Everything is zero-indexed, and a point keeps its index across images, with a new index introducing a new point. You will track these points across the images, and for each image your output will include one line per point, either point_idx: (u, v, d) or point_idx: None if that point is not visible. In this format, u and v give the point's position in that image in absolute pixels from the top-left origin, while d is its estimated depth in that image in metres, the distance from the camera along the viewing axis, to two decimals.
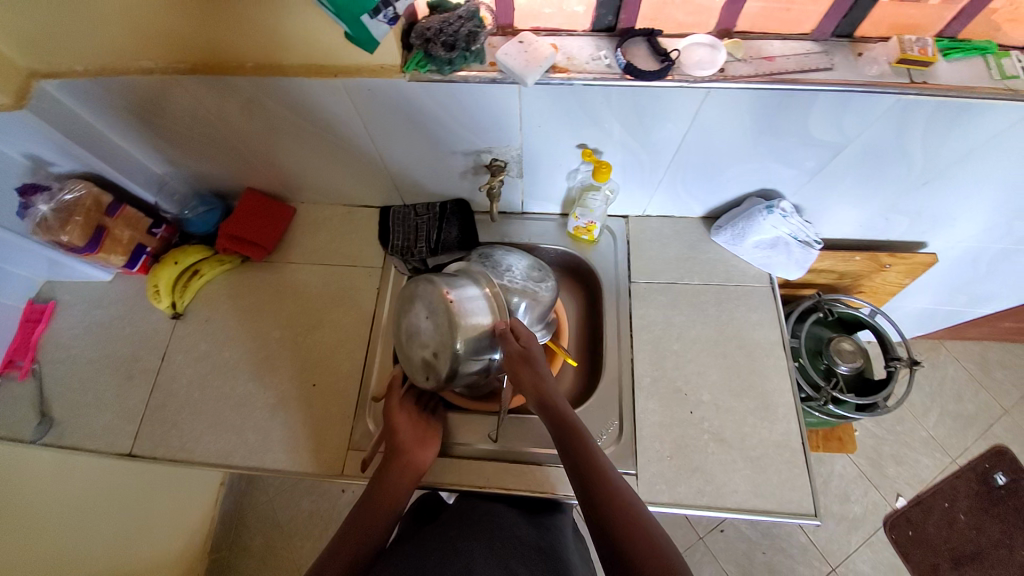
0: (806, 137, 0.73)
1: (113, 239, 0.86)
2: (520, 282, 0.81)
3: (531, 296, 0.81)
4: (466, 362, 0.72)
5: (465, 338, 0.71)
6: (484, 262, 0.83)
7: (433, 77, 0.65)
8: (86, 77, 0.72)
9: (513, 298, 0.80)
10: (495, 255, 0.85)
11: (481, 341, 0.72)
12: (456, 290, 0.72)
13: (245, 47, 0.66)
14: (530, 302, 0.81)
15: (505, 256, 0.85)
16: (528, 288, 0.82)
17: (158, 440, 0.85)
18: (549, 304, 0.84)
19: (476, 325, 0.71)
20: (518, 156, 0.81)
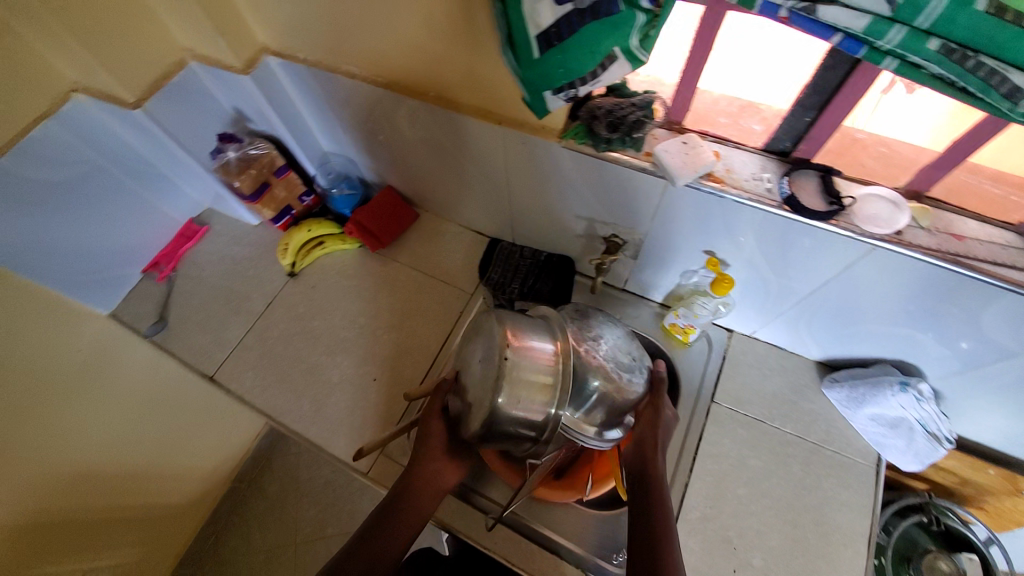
0: (979, 330, 0.63)
1: (271, 195, 1.00)
2: (604, 365, 0.71)
3: (616, 387, 0.71)
4: (500, 418, 0.64)
5: (509, 398, 0.62)
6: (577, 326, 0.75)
7: (586, 150, 0.66)
8: (303, 66, 0.84)
9: (586, 376, 0.69)
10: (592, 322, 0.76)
11: (531, 407, 0.63)
12: (523, 344, 0.65)
13: (430, 78, 0.73)
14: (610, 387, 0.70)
15: (600, 327, 0.76)
16: (609, 366, 0.72)
17: (234, 376, 0.95)
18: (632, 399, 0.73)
19: (528, 386, 0.63)
20: (639, 241, 0.79)
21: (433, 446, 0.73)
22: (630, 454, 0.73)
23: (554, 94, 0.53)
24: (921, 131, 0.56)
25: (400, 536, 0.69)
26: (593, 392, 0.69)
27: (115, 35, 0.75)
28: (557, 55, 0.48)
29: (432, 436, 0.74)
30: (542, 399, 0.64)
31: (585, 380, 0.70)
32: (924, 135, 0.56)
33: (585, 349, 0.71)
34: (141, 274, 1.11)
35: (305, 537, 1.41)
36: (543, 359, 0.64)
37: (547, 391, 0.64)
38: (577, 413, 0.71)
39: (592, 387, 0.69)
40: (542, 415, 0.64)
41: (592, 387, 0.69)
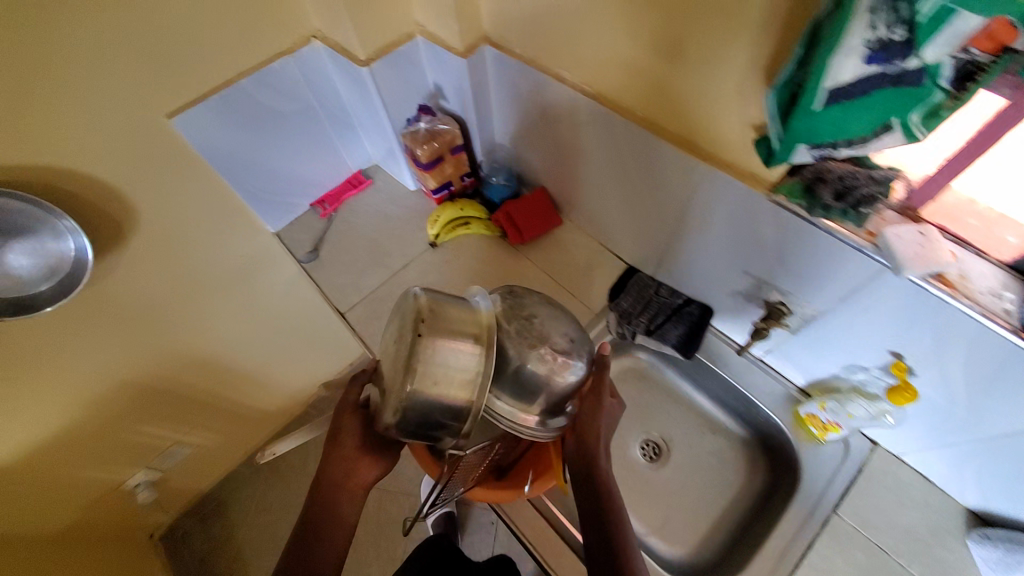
0: None
1: (441, 169, 1.05)
2: (530, 350, 0.70)
3: (546, 371, 0.70)
4: (414, 403, 0.63)
5: (426, 386, 0.62)
6: (510, 306, 0.73)
7: (796, 210, 0.62)
8: (516, 59, 0.88)
9: (513, 358, 0.69)
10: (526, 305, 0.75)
11: (449, 392, 0.63)
12: (445, 332, 0.63)
13: (643, 99, 0.73)
14: (543, 370, 0.70)
15: (535, 305, 0.75)
16: (539, 347, 0.71)
17: (362, 321, 1.02)
18: (562, 391, 0.73)
19: (443, 370, 0.62)
20: (809, 317, 0.72)
21: (345, 451, 0.75)
22: (573, 448, 0.75)
23: (810, 148, 0.51)
24: None
25: (339, 538, 0.72)
26: (521, 376, 0.70)
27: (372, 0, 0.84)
28: (831, 115, 0.46)
29: (342, 441, 0.75)
30: (460, 382, 0.63)
31: (502, 350, 0.70)
32: None
33: (514, 327, 0.71)
34: (307, 206, 1.23)
35: None
36: (465, 343, 0.63)
37: (467, 386, 0.63)
38: (507, 397, 0.71)
39: (518, 368, 0.69)
40: (464, 401, 0.63)
41: (514, 367, 0.69)
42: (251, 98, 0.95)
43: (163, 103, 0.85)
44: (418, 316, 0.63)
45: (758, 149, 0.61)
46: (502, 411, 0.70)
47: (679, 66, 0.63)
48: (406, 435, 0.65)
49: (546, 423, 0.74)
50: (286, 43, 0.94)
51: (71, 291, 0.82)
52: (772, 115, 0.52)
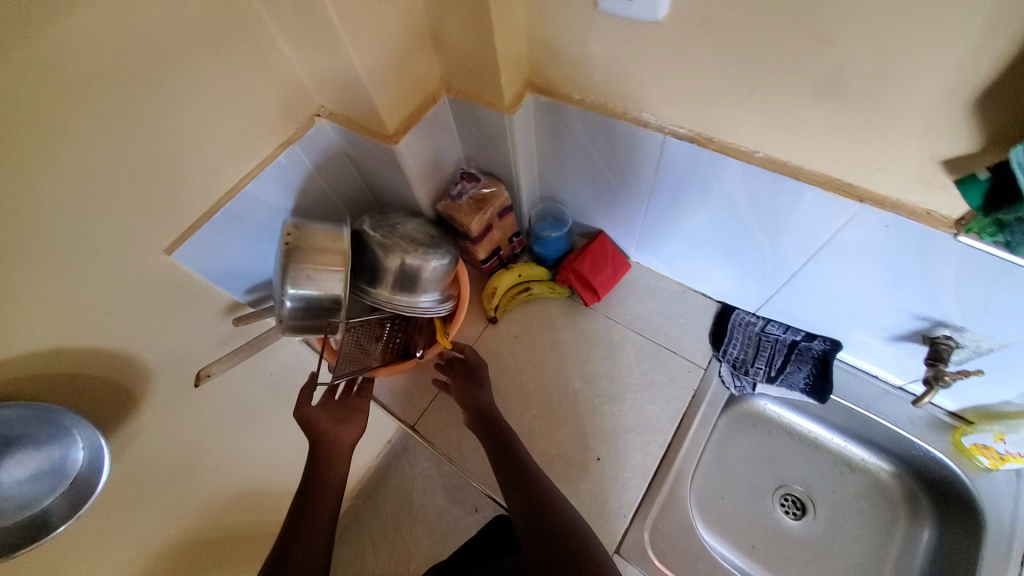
0: None
1: (490, 237, 0.91)
2: (403, 250, 0.79)
3: (414, 260, 0.79)
4: (296, 311, 0.72)
5: (306, 287, 0.71)
6: (378, 222, 0.82)
7: (994, 249, 0.52)
8: (575, 105, 0.74)
9: (388, 259, 0.78)
10: (393, 219, 0.83)
11: (323, 294, 0.72)
12: (309, 258, 0.71)
13: (770, 138, 0.61)
14: (417, 265, 0.79)
15: (403, 220, 0.84)
16: (403, 246, 0.79)
17: (443, 428, 0.89)
18: (436, 276, 0.82)
19: (318, 286, 0.72)
20: (983, 351, 0.64)
21: (319, 422, 0.81)
22: (461, 396, 0.83)
23: None
24: None
25: (333, 505, 0.75)
26: (402, 275, 0.79)
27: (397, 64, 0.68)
28: None
29: (318, 421, 0.80)
30: (331, 285, 0.72)
31: (381, 261, 0.79)
32: None
33: (378, 236, 0.79)
34: None
35: None
36: (326, 259, 0.72)
37: (341, 283, 0.73)
38: (394, 290, 0.81)
39: (389, 264, 0.79)
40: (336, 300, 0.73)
41: (393, 267, 0.79)
42: (258, 204, 0.75)
43: (157, 236, 0.64)
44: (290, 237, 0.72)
45: (963, 193, 0.50)
46: (389, 302, 0.80)
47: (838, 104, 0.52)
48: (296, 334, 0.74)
49: (431, 302, 0.84)
50: (289, 129, 0.74)
51: (88, 501, 0.55)
52: (1020, 166, 0.42)
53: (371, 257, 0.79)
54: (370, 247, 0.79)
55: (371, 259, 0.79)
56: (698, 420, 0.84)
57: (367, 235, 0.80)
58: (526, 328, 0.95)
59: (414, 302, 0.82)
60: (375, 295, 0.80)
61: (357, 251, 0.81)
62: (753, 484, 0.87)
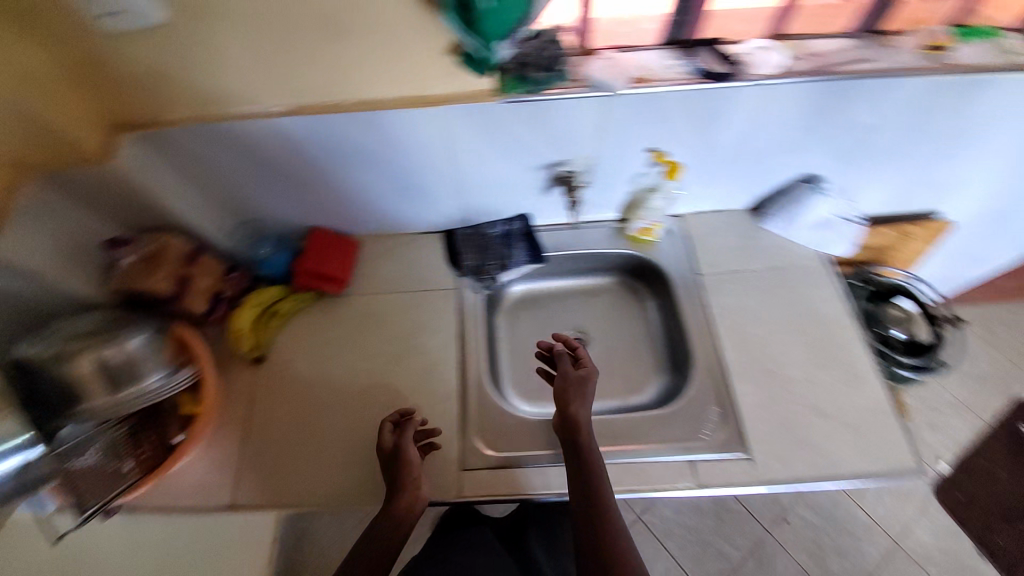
0: (848, 120, 0.81)
1: (195, 286, 0.85)
2: (79, 349, 0.70)
3: (99, 352, 0.70)
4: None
5: None
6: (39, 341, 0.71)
7: (524, 96, 0.71)
8: (181, 127, 0.74)
9: (67, 368, 0.69)
10: (60, 328, 0.73)
11: None
12: None
13: (351, 82, 0.71)
14: (110, 355, 0.70)
15: (73, 323, 0.74)
16: (78, 347, 0.70)
17: (256, 488, 0.81)
18: (144, 353, 0.73)
19: None
20: (589, 165, 0.86)
21: (407, 489, 0.72)
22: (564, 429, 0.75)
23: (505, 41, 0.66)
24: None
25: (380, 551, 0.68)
26: (96, 374, 0.70)
27: None
28: (503, 9, 0.61)
29: (408, 488, 0.72)
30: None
31: (60, 375, 0.68)
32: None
33: (41, 354, 0.69)
34: None
35: None
36: None
37: None
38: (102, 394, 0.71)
39: (73, 372, 0.69)
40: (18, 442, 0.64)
41: (79, 374, 0.69)
42: None
43: None
44: None
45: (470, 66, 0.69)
46: (104, 408, 0.70)
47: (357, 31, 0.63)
48: None
49: (160, 381, 0.75)
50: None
51: None
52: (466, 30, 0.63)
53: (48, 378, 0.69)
54: (39, 369, 0.69)
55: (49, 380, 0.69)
56: (471, 328, 0.94)
57: (29, 359, 0.69)
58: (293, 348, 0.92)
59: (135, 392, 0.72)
60: (76, 414, 0.69)
61: (30, 382, 0.69)
62: None
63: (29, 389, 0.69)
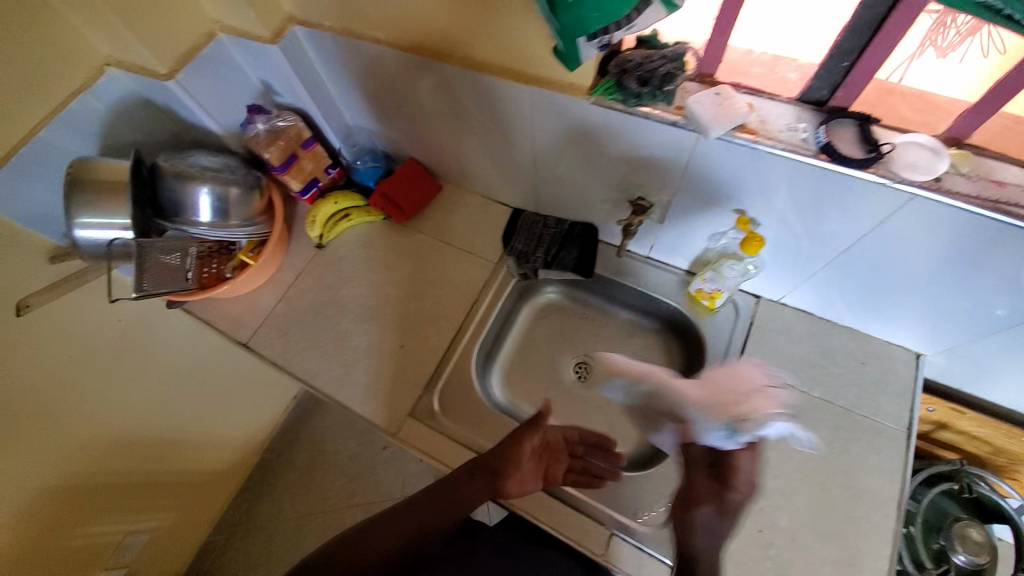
0: (1009, 283, 0.61)
1: (299, 167, 0.99)
2: (196, 171, 0.86)
3: (214, 183, 0.87)
4: (87, 241, 0.78)
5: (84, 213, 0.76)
6: (170, 156, 0.87)
7: (616, 105, 0.67)
8: (327, 32, 0.83)
9: (185, 185, 0.85)
10: (187, 154, 0.89)
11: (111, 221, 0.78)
12: (87, 190, 0.76)
13: (464, 39, 0.73)
14: (219, 192, 0.87)
15: (199, 155, 0.90)
16: (199, 172, 0.86)
17: (269, 341, 0.97)
18: (240, 199, 0.90)
19: (98, 213, 0.77)
20: (668, 202, 0.79)
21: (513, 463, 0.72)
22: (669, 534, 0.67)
23: (590, 40, 0.53)
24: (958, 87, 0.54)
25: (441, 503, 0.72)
26: (202, 197, 0.86)
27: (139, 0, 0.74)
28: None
29: (516, 452, 0.72)
30: (117, 212, 0.77)
31: (177, 189, 0.85)
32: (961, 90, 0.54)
33: (170, 167, 0.85)
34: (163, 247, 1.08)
35: (333, 505, 1.52)
36: (108, 192, 0.77)
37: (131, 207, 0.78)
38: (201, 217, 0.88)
39: (187, 190, 0.85)
40: (126, 223, 0.78)
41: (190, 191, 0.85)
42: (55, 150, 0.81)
43: None
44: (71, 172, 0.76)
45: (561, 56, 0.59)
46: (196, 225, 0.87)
47: None
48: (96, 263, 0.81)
49: (242, 226, 0.92)
50: (76, 77, 0.79)
51: None
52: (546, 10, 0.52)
53: (164, 184, 0.85)
54: (162, 175, 0.85)
55: (168, 191, 0.85)
56: (488, 305, 0.97)
57: (161, 169, 0.85)
58: (391, 265, 1.02)
59: (222, 224, 0.90)
60: (172, 221, 0.87)
61: (153, 183, 0.85)
62: (552, 359, 1.03)
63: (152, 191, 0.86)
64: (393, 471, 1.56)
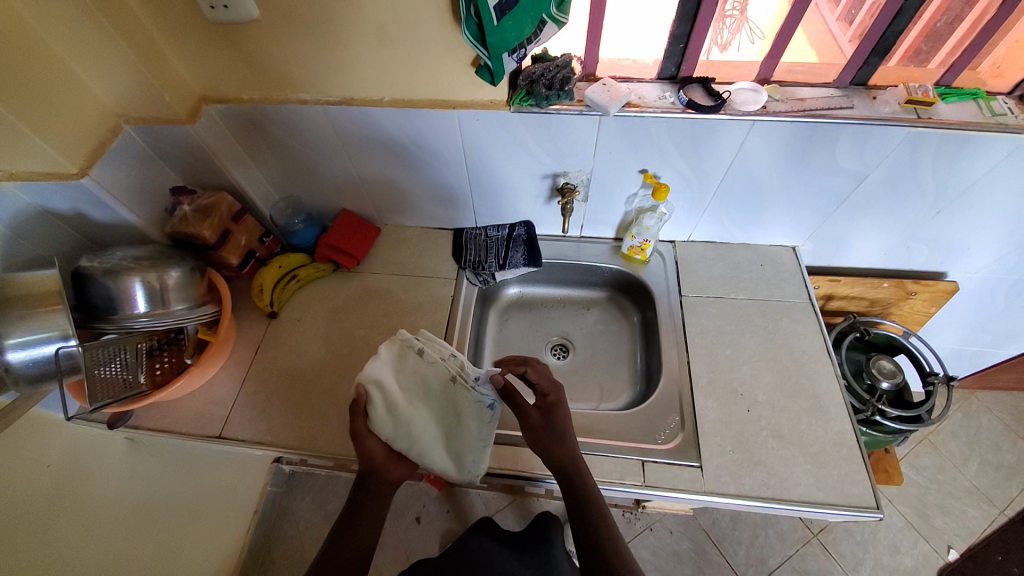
0: (832, 168, 0.87)
1: (233, 241, 0.97)
2: (127, 264, 0.80)
3: (153, 273, 0.81)
4: (25, 361, 0.70)
5: (11, 332, 0.69)
6: (93, 256, 0.81)
7: (532, 109, 0.83)
8: (248, 104, 0.88)
9: (119, 281, 0.79)
10: (111, 252, 0.83)
11: (42, 334, 0.70)
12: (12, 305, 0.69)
13: (387, 84, 0.84)
14: (152, 281, 0.81)
15: (124, 249, 0.84)
16: (132, 265, 0.80)
17: (248, 423, 0.90)
18: (183, 284, 0.85)
19: (26, 327, 0.69)
20: (587, 180, 0.96)
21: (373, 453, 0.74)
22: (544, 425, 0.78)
23: (510, 56, 0.72)
24: (752, 51, 0.83)
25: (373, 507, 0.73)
26: (140, 289, 0.80)
27: (43, 103, 0.71)
28: (509, 23, 0.67)
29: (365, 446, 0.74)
30: (52, 322, 0.71)
31: (110, 287, 0.78)
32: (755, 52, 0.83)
33: (97, 265, 0.79)
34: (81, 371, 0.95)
35: None
36: (37, 303, 0.70)
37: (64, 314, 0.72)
38: (143, 311, 0.81)
39: (122, 286, 0.79)
40: (65, 331, 0.72)
41: (125, 286, 0.79)
42: None
43: None
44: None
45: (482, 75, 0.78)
46: (141, 320, 0.80)
47: (402, 39, 0.76)
48: (31, 388, 0.72)
49: (191, 312, 0.87)
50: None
51: None
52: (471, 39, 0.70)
53: (92, 285, 0.78)
54: (88, 276, 0.78)
55: (99, 292, 0.78)
56: (462, 317, 1.03)
57: (86, 270, 0.78)
58: (355, 310, 1.03)
59: (169, 314, 0.84)
60: (109, 322, 0.79)
61: (80, 289, 0.79)
62: (531, 349, 1.11)
63: (80, 296, 0.79)
64: (393, 548, 1.42)
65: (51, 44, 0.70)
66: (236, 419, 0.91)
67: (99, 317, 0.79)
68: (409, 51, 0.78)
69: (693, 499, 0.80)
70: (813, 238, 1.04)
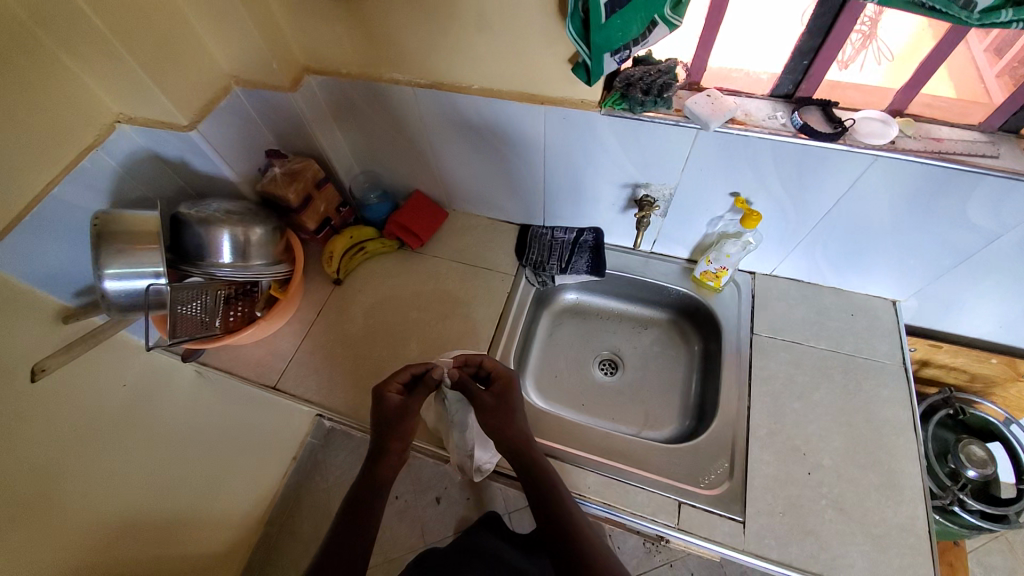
0: (962, 221, 0.75)
1: (314, 208, 1.02)
2: (218, 215, 0.86)
3: (238, 227, 0.87)
4: (118, 291, 0.77)
5: (114, 262, 0.76)
6: (191, 204, 0.88)
7: (624, 114, 0.78)
8: (346, 79, 0.90)
9: (209, 230, 0.85)
10: (207, 202, 0.89)
11: (140, 268, 0.77)
12: (119, 238, 0.76)
13: (478, 73, 0.83)
14: (239, 235, 0.87)
15: (218, 202, 0.90)
16: (222, 217, 0.86)
17: (299, 380, 0.95)
18: (263, 242, 0.90)
19: (128, 260, 0.77)
20: (669, 195, 0.90)
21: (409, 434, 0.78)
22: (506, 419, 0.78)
23: (612, 56, 0.68)
24: (878, 75, 0.73)
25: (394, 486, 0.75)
26: (226, 240, 0.86)
27: (169, 59, 0.77)
28: (618, 20, 0.63)
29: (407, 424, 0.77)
30: (149, 259, 0.78)
31: (200, 235, 0.85)
32: (883, 77, 0.73)
33: (193, 213, 0.85)
34: None
35: None
36: (138, 240, 0.77)
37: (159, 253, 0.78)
38: (225, 261, 0.87)
39: (211, 235, 0.85)
40: (157, 270, 0.78)
41: (213, 235, 0.85)
42: (71, 208, 0.78)
43: None
44: (99, 226, 0.76)
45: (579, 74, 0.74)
46: (222, 269, 0.86)
47: (503, 29, 0.75)
48: (124, 315, 0.80)
49: (266, 268, 0.92)
50: (88, 135, 0.78)
51: None
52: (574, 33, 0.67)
53: (187, 231, 0.85)
54: (184, 222, 0.85)
55: (191, 238, 0.85)
56: (514, 315, 1.01)
57: (183, 216, 0.85)
58: (413, 290, 1.05)
59: (247, 267, 0.89)
60: (196, 266, 0.86)
61: (177, 232, 0.86)
62: (579, 358, 1.08)
63: (175, 239, 0.86)
64: (410, 521, 1.47)
65: (179, 2, 0.75)
66: (291, 373, 0.96)
67: (188, 261, 0.86)
68: (506, 42, 0.76)
69: (727, 554, 0.74)
70: (920, 295, 0.91)
